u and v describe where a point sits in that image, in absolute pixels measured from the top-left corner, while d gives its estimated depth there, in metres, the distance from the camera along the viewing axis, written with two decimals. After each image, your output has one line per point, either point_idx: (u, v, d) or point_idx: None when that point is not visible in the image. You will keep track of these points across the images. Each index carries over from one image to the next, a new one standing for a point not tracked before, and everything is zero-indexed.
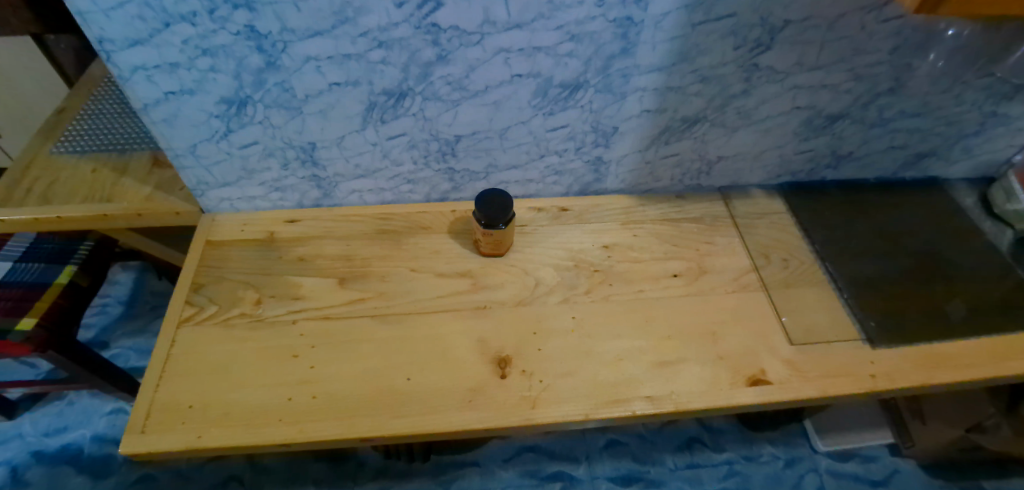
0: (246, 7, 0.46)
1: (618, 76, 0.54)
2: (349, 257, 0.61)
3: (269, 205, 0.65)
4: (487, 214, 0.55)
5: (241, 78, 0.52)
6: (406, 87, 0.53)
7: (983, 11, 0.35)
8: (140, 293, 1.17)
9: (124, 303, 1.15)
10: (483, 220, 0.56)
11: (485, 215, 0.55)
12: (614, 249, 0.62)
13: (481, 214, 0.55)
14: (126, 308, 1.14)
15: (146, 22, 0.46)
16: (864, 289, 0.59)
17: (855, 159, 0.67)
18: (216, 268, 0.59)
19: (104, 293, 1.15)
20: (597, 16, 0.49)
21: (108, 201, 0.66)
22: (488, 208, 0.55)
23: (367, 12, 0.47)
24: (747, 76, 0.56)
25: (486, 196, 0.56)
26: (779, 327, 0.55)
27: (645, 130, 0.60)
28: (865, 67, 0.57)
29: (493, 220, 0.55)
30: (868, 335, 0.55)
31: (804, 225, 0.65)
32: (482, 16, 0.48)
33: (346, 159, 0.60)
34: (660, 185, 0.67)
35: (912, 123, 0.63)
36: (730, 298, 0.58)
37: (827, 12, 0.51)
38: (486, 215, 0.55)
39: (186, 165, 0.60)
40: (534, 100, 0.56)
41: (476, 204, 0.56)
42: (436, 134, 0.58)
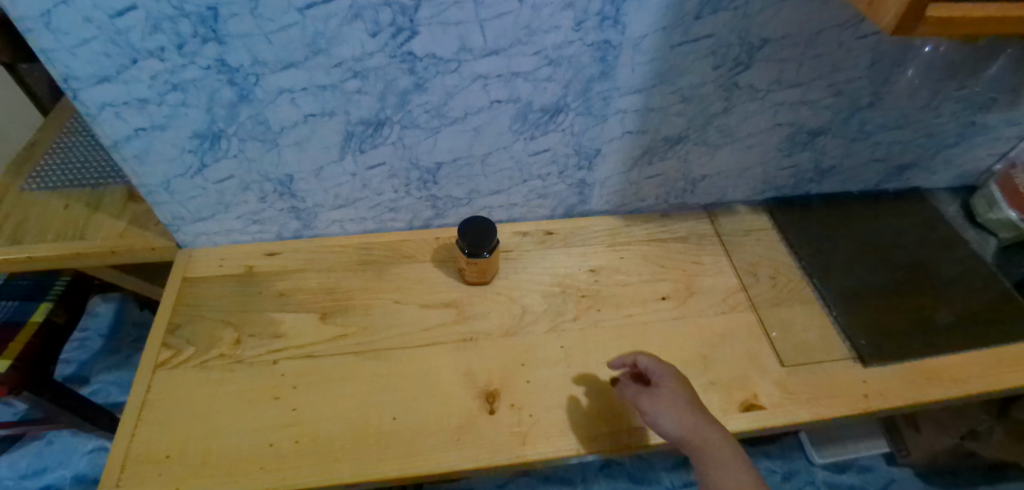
0: (216, 41, 0.45)
1: (598, 99, 0.54)
2: (331, 291, 0.59)
3: (248, 238, 0.64)
4: (470, 241, 0.54)
5: (214, 112, 0.50)
6: (384, 116, 0.52)
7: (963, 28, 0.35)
8: (122, 326, 1.13)
9: (105, 335, 1.11)
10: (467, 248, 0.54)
11: (469, 242, 0.54)
12: (601, 272, 0.61)
13: (465, 243, 0.54)
14: (106, 341, 1.10)
15: (113, 59, 0.45)
16: (853, 305, 0.59)
17: (839, 172, 0.67)
18: (194, 307, 0.58)
19: (83, 327, 1.10)
20: (575, 40, 0.49)
21: (80, 238, 0.64)
22: (472, 236, 0.54)
23: (340, 42, 0.46)
24: (728, 95, 0.56)
25: (468, 222, 0.55)
26: (770, 349, 0.55)
27: (628, 151, 0.59)
28: (844, 83, 0.57)
29: (477, 248, 0.54)
30: (858, 352, 0.55)
31: (790, 241, 0.64)
32: (458, 43, 0.48)
33: (325, 189, 0.59)
34: (646, 204, 0.66)
35: (894, 135, 0.64)
36: (719, 319, 0.57)
37: (804, 30, 0.51)
38: (470, 242, 0.54)
39: (160, 201, 0.58)
40: (515, 125, 0.55)
41: (460, 233, 0.55)
42: (416, 163, 0.57)
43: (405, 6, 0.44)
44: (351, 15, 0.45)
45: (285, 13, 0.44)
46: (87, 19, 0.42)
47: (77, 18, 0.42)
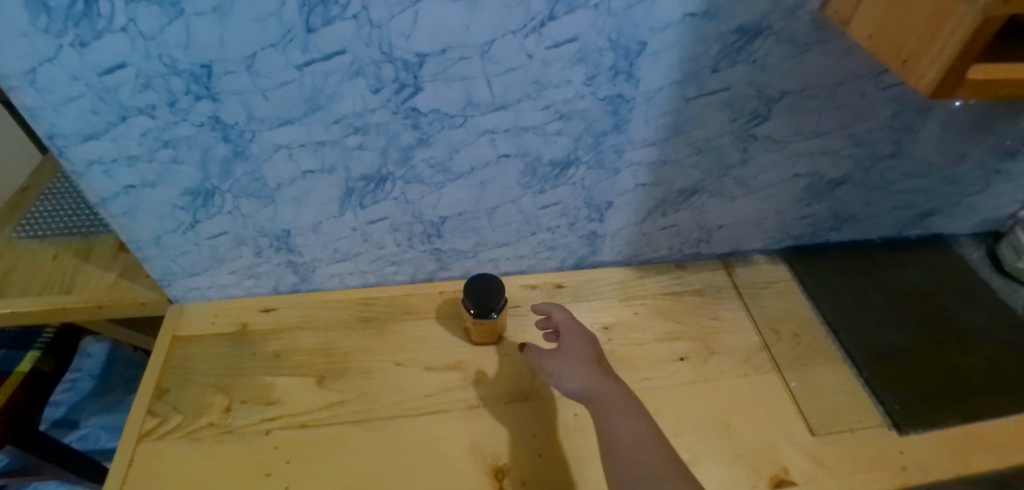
0: (209, 97, 0.43)
1: (610, 152, 0.51)
2: (329, 351, 0.56)
3: (242, 292, 0.61)
4: (477, 301, 0.51)
5: (207, 168, 0.48)
6: (386, 172, 0.50)
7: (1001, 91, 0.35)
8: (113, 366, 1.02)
9: (98, 376, 1.00)
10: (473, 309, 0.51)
11: (474, 302, 0.51)
12: (615, 329, 0.58)
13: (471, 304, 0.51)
14: (98, 382, 0.99)
15: (101, 117, 0.43)
16: (882, 365, 0.56)
17: (860, 220, 0.64)
18: (183, 369, 0.54)
19: (74, 367, 0.99)
20: (586, 94, 0.47)
21: (67, 292, 0.61)
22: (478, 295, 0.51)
23: (340, 98, 0.44)
24: (745, 146, 0.53)
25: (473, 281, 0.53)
26: (798, 416, 0.51)
27: (640, 203, 0.57)
28: (865, 133, 0.55)
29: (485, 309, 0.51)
30: (893, 418, 0.51)
31: (812, 295, 0.62)
32: (464, 98, 0.45)
33: (324, 244, 0.56)
34: (659, 254, 0.63)
35: (916, 183, 0.61)
36: (741, 382, 0.53)
37: (825, 81, 0.49)
38: (476, 302, 0.51)
39: (150, 256, 0.55)
40: (523, 179, 0.52)
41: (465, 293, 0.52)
42: (420, 217, 0.54)
43: (408, 62, 0.42)
44: (352, 72, 0.42)
45: (283, 70, 0.42)
46: (74, 77, 0.40)
47: (64, 76, 0.39)
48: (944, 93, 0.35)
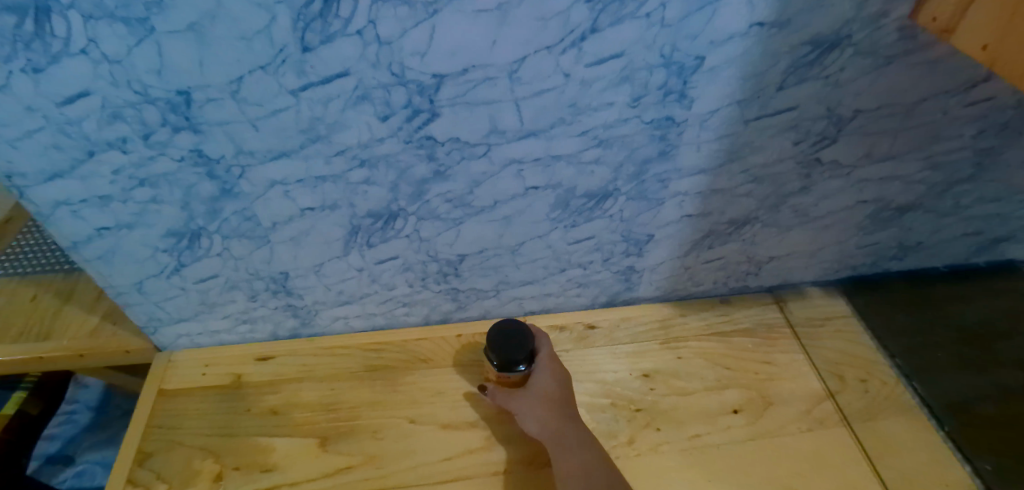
0: (190, 129, 0.36)
1: (654, 182, 0.45)
2: (334, 406, 0.49)
3: (236, 338, 0.54)
4: (500, 351, 0.44)
5: (191, 208, 0.41)
6: (397, 208, 0.43)
7: None
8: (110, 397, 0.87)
9: (96, 407, 0.86)
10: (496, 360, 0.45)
11: (497, 352, 0.44)
12: (656, 378, 0.51)
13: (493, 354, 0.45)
14: (97, 414, 0.84)
15: (64, 152, 0.36)
16: (962, 417, 0.50)
17: (927, 248, 0.57)
18: (169, 429, 0.48)
19: (70, 399, 0.85)
20: (630, 118, 0.40)
21: (45, 339, 0.55)
22: (501, 343, 0.45)
23: (343, 128, 0.38)
24: (808, 172, 0.46)
25: (496, 326, 0.46)
26: (875, 482, 0.44)
27: (685, 235, 0.50)
28: (943, 154, 0.48)
29: (509, 363, 0.44)
30: (984, 478, 0.45)
31: (876, 334, 0.55)
32: (488, 125, 0.39)
33: (327, 286, 0.49)
34: (701, 289, 0.56)
35: (992, 208, 0.54)
36: (805, 440, 0.47)
37: (905, 98, 0.42)
38: (497, 352, 0.44)
39: (132, 302, 0.49)
40: (554, 212, 0.46)
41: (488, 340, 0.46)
42: (435, 255, 0.48)
43: (423, 84, 0.36)
44: (357, 97, 0.36)
45: (275, 97, 0.35)
46: (29, 107, 0.33)
47: (17, 107, 0.33)
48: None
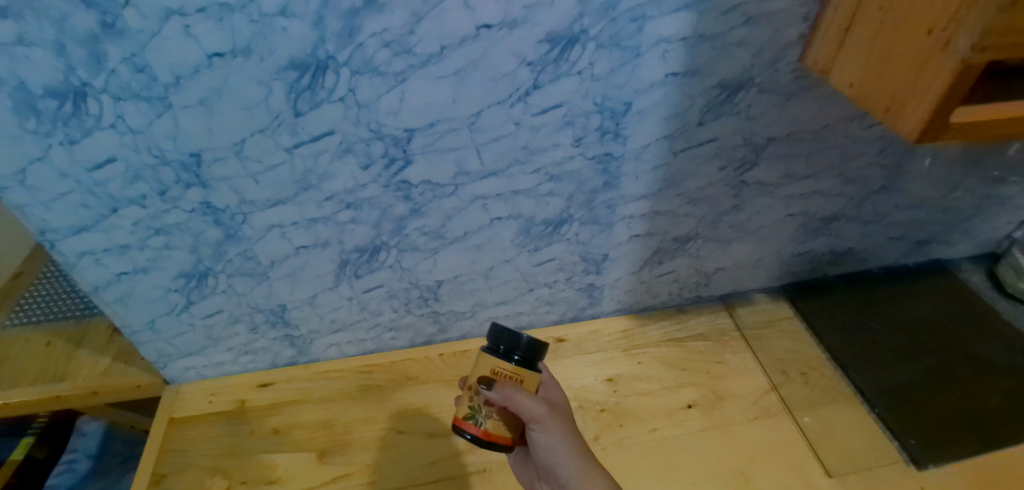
0: (200, 184, 0.43)
1: (603, 208, 0.52)
2: (329, 423, 0.54)
3: (237, 369, 0.59)
4: (531, 346, 0.39)
5: (199, 252, 0.48)
6: (380, 242, 0.50)
7: (987, 132, 0.35)
8: (109, 444, 0.85)
9: (97, 455, 0.83)
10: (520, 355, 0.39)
11: (526, 347, 0.38)
12: (620, 382, 0.57)
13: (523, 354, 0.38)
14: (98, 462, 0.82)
15: (91, 209, 0.42)
16: (897, 400, 0.56)
17: (858, 253, 0.64)
18: (180, 453, 0.53)
19: (69, 448, 0.82)
20: (575, 155, 0.47)
21: (60, 379, 0.58)
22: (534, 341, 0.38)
23: (331, 177, 0.44)
24: (736, 192, 0.53)
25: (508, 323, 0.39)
26: (814, 459, 0.51)
27: (637, 253, 0.56)
28: (854, 170, 0.55)
29: (535, 361, 0.39)
30: (913, 454, 0.52)
31: (818, 331, 0.61)
32: (455, 168, 0.46)
33: (320, 315, 0.55)
34: (660, 300, 0.62)
35: (909, 214, 0.61)
36: (753, 428, 0.53)
37: (809, 126, 0.50)
38: (531, 347, 0.38)
39: (144, 340, 0.54)
40: (518, 238, 0.52)
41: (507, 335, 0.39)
42: (416, 282, 0.54)
43: (397, 138, 0.43)
44: (342, 151, 0.43)
45: (272, 154, 0.42)
46: (63, 174, 0.39)
47: (53, 174, 0.39)
48: (933, 136, 0.35)
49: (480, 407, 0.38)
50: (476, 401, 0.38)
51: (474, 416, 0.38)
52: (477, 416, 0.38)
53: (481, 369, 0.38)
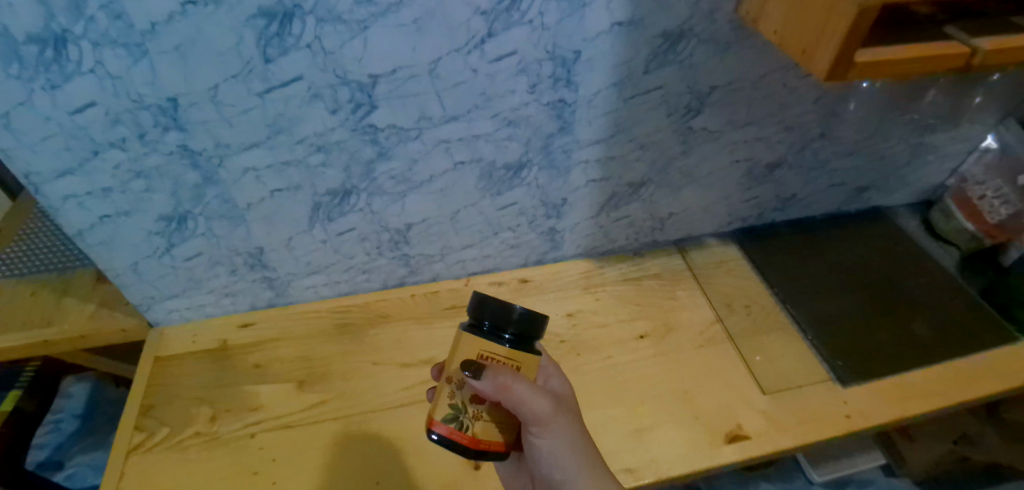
0: (177, 128, 0.45)
1: (559, 153, 0.55)
2: (308, 359, 0.60)
3: (220, 311, 0.63)
4: (524, 324, 0.37)
5: (178, 195, 0.50)
6: (350, 185, 0.53)
7: (890, 71, 0.39)
8: (90, 406, 1.00)
9: (79, 415, 0.98)
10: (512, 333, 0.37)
11: (519, 325, 0.37)
12: (578, 316, 0.63)
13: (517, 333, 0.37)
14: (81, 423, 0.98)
15: (74, 153, 0.44)
16: (827, 328, 0.63)
17: (801, 200, 0.70)
18: (168, 387, 0.57)
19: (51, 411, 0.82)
20: (530, 101, 0.50)
21: (48, 325, 0.60)
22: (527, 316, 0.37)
23: (302, 121, 0.47)
24: (684, 138, 0.57)
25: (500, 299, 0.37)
26: (751, 379, 0.58)
27: (593, 199, 0.61)
28: (793, 119, 0.59)
29: (527, 337, 0.38)
30: (837, 373, 0.58)
31: (761, 269, 0.68)
32: (418, 113, 0.49)
33: (296, 258, 0.59)
34: (617, 244, 0.68)
35: (848, 162, 0.66)
36: (698, 354, 0.60)
37: (749, 74, 0.53)
38: (524, 323, 0.37)
39: (128, 282, 0.57)
40: (480, 183, 0.56)
41: (499, 313, 0.37)
42: (386, 225, 0.58)
43: (362, 83, 0.46)
44: (311, 96, 0.45)
45: (245, 98, 0.45)
46: (46, 118, 0.41)
47: (36, 118, 0.41)
48: (838, 76, 0.39)
49: (466, 405, 0.37)
50: (460, 395, 0.37)
51: (458, 416, 0.37)
52: (461, 418, 0.37)
53: (470, 353, 0.37)
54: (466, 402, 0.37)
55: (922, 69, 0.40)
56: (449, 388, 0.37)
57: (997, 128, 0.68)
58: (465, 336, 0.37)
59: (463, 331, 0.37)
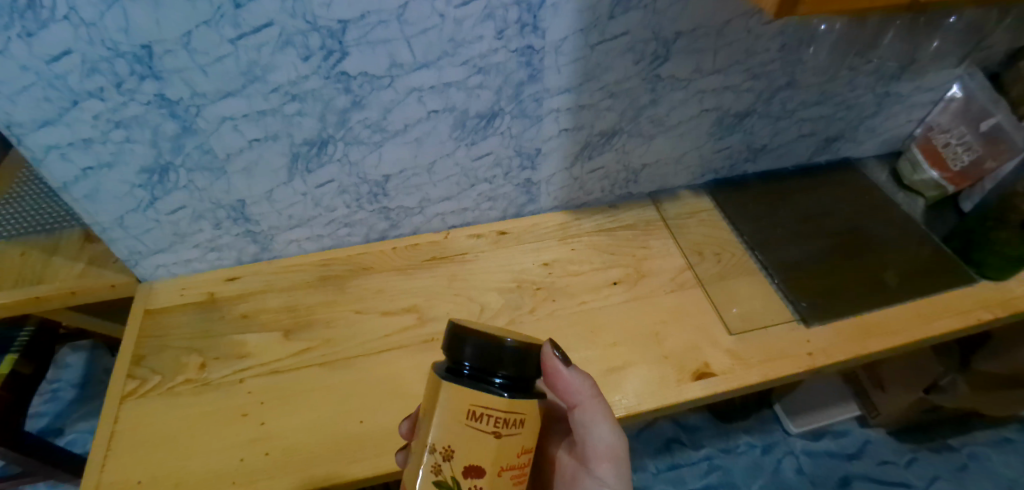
0: (153, 76, 0.44)
1: (530, 101, 0.56)
2: (294, 309, 0.63)
3: (207, 266, 0.65)
4: (517, 364, 0.37)
5: (159, 146, 0.50)
6: (327, 135, 0.54)
7: (842, 7, 0.37)
8: (89, 373, 1.06)
9: (78, 384, 1.04)
10: (507, 374, 0.37)
11: (512, 364, 0.37)
12: (554, 265, 0.66)
13: (509, 375, 0.37)
14: (79, 390, 1.03)
15: (54, 103, 0.43)
16: (793, 272, 0.65)
17: (772, 151, 0.73)
18: (158, 337, 0.59)
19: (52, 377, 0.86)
20: (499, 48, 0.51)
21: (38, 283, 0.62)
22: (518, 354, 0.37)
23: (275, 69, 0.47)
24: (652, 87, 0.58)
25: (484, 334, 0.37)
26: (718, 321, 0.60)
27: (566, 148, 0.63)
28: (759, 66, 0.60)
29: (522, 376, 0.38)
30: (801, 314, 0.61)
31: (731, 218, 0.71)
32: (388, 60, 0.49)
33: (278, 211, 0.61)
34: (592, 197, 0.71)
35: (815, 111, 0.68)
36: (669, 298, 0.62)
37: (713, 20, 0.53)
38: (515, 365, 0.37)
39: (114, 237, 0.58)
40: (454, 132, 0.58)
41: (490, 360, 0.37)
42: (364, 177, 0.60)
43: (332, 30, 0.45)
44: (282, 42, 0.45)
45: (218, 45, 0.44)
46: (23, 66, 0.40)
47: (12, 66, 0.40)
48: (787, 12, 0.36)
49: (459, 480, 0.36)
50: (447, 468, 0.36)
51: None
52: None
53: (459, 410, 0.35)
54: (458, 475, 0.36)
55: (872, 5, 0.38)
56: (434, 458, 0.36)
57: (962, 77, 0.70)
58: (450, 388, 0.36)
59: (446, 382, 0.36)
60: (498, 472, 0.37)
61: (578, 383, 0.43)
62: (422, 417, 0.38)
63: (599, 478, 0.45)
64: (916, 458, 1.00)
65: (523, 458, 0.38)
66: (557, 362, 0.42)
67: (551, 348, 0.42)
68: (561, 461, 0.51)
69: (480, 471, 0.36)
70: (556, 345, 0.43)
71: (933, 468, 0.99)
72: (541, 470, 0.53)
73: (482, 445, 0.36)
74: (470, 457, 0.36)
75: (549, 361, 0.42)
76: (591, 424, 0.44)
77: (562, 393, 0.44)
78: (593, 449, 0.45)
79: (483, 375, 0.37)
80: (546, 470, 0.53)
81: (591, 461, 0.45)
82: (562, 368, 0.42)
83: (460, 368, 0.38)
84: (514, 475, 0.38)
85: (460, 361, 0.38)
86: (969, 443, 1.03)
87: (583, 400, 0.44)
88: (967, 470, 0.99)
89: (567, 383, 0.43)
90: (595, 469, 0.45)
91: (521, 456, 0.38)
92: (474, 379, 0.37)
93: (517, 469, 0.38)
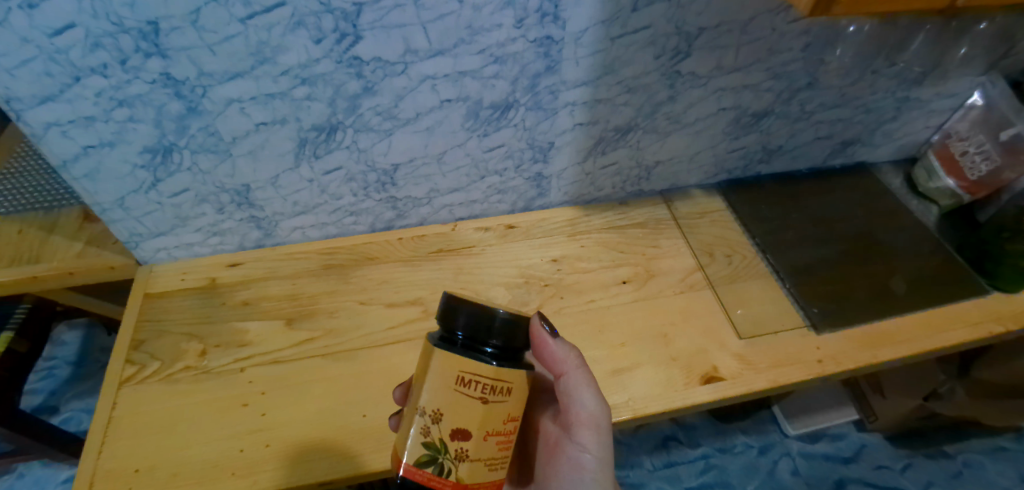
0: (159, 54, 0.42)
1: (546, 93, 0.55)
2: (296, 296, 0.62)
3: (209, 250, 0.64)
4: (507, 333, 0.38)
5: (163, 126, 0.48)
6: (336, 121, 0.52)
7: (878, 8, 0.35)
8: (84, 352, 1.04)
9: (73, 363, 1.03)
10: (497, 343, 0.38)
11: (503, 334, 0.38)
12: (563, 261, 0.65)
13: (498, 342, 0.38)
14: (74, 368, 1.02)
15: (54, 79, 0.41)
16: (804, 277, 0.65)
17: (786, 152, 0.72)
18: (157, 322, 0.58)
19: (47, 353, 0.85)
20: (517, 37, 0.49)
21: (35, 262, 0.60)
22: (509, 323, 0.38)
23: (285, 51, 0.45)
24: (671, 83, 0.57)
25: (476, 304, 0.38)
26: (727, 323, 0.59)
27: (581, 142, 0.62)
28: (781, 66, 0.58)
29: (512, 346, 0.38)
30: (812, 320, 0.60)
31: (743, 220, 0.70)
32: (403, 45, 0.47)
33: (283, 197, 0.60)
34: (603, 193, 0.70)
35: (833, 113, 0.67)
36: (679, 299, 0.62)
37: (737, 16, 0.52)
38: (504, 334, 0.38)
39: (115, 218, 0.56)
40: (467, 122, 0.56)
41: (480, 328, 0.37)
42: (372, 165, 0.58)
43: (346, 11, 0.43)
44: (294, 23, 0.43)
45: (227, 24, 0.42)
46: (23, 39, 0.38)
47: (12, 39, 0.38)
48: (822, 10, 0.35)
49: (447, 442, 0.36)
50: (435, 430, 0.36)
51: (438, 457, 0.36)
52: (441, 460, 0.36)
53: (448, 375, 0.36)
54: (446, 437, 0.36)
55: (911, 7, 0.36)
56: (423, 420, 0.36)
57: (984, 84, 0.69)
58: (441, 354, 0.36)
59: (437, 347, 0.37)
60: (484, 436, 0.36)
61: (562, 352, 0.43)
62: (415, 383, 0.38)
63: (581, 445, 0.44)
64: (911, 464, 1.01)
65: (511, 426, 0.38)
66: (545, 334, 0.42)
67: (538, 319, 0.43)
68: (544, 429, 0.50)
69: (467, 434, 0.36)
70: (543, 317, 0.43)
71: (928, 474, 1.00)
72: (525, 440, 0.53)
73: (471, 411, 0.36)
74: (458, 421, 0.36)
75: (537, 333, 0.42)
76: (575, 391, 0.44)
77: (548, 362, 0.44)
78: (576, 417, 0.44)
79: (475, 344, 0.38)
80: (530, 440, 0.52)
81: (573, 429, 0.45)
82: (548, 338, 0.42)
83: (453, 338, 0.38)
84: (501, 442, 0.37)
85: (453, 331, 0.38)
86: (964, 450, 1.03)
87: (567, 368, 0.44)
88: (961, 478, 1.00)
89: (551, 353, 0.43)
90: (576, 436, 0.44)
91: (508, 423, 0.37)
92: (466, 348, 0.37)
93: (503, 436, 0.37)
